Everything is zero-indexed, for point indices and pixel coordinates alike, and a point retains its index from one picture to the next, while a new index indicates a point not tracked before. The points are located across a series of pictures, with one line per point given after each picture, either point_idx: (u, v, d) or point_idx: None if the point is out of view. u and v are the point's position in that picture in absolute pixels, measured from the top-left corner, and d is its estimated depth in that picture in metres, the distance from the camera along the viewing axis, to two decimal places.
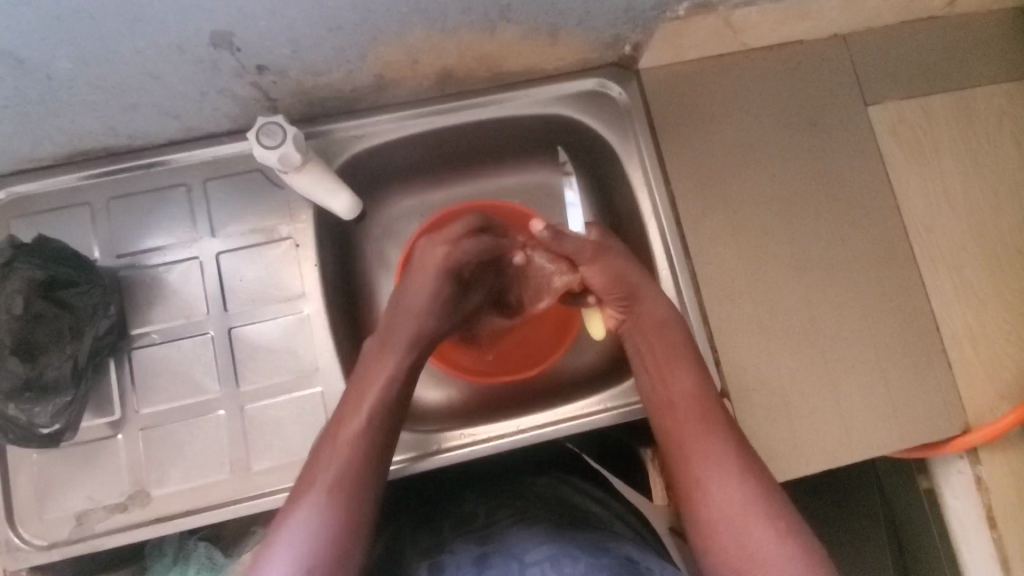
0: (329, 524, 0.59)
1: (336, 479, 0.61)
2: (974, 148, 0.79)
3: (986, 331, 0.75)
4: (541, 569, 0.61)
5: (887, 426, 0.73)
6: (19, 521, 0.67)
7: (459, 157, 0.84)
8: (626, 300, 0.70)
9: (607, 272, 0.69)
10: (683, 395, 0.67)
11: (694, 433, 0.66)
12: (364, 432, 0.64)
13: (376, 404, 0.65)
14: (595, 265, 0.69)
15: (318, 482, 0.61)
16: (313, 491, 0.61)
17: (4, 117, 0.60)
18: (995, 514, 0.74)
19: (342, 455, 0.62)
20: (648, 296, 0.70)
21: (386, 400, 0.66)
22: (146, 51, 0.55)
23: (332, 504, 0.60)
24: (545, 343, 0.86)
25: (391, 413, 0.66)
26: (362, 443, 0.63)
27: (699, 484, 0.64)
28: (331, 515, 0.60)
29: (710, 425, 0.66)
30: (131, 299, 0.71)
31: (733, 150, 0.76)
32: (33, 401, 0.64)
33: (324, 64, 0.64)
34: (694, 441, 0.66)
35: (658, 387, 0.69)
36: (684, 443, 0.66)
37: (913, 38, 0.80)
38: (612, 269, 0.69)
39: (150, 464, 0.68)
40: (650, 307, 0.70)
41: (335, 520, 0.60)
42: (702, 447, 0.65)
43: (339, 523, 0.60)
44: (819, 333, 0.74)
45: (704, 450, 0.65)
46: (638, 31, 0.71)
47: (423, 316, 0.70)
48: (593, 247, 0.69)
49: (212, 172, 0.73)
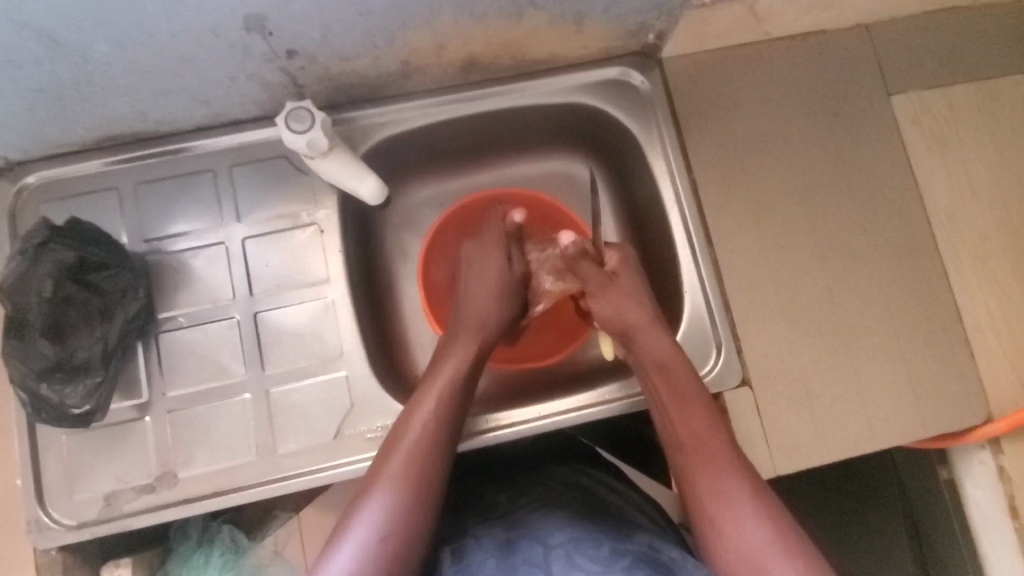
0: (396, 529, 0.58)
1: (401, 484, 0.60)
2: (997, 137, 0.79)
3: (1010, 321, 0.75)
4: (565, 550, 0.60)
5: (910, 414, 0.73)
6: (48, 501, 0.67)
7: (480, 146, 0.85)
8: (626, 336, 0.72)
9: (610, 308, 0.72)
10: (690, 431, 0.65)
11: (703, 450, 0.64)
12: (427, 438, 0.63)
13: (444, 392, 0.66)
14: (606, 297, 0.73)
15: (384, 487, 0.60)
16: (378, 495, 0.59)
17: (38, 100, 0.61)
18: (1017, 503, 0.73)
19: (409, 460, 0.61)
20: (649, 330, 0.70)
21: (455, 388, 0.67)
22: (180, 35, 0.56)
23: (399, 509, 0.59)
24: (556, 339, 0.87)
25: (453, 419, 0.65)
26: (426, 449, 0.62)
27: (707, 506, 0.62)
28: (397, 520, 0.58)
29: (715, 443, 0.64)
30: (158, 282, 0.72)
31: (755, 139, 0.77)
32: (65, 381, 0.65)
33: (353, 50, 0.65)
34: (702, 469, 0.63)
35: (667, 423, 0.68)
36: (694, 462, 0.64)
37: (937, 28, 0.80)
38: (623, 297, 0.72)
39: (177, 445, 0.69)
40: (646, 341, 0.70)
41: (403, 525, 0.58)
42: (711, 472, 0.63)
43: (408, 528, 0.58)
44: (841, 321, 0.74)
45: (711, 468, 0.63)
46: (663, 19, 0.71)
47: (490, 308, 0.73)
48: (605, 279, 0.74)
49: (238, 158, 0.74)
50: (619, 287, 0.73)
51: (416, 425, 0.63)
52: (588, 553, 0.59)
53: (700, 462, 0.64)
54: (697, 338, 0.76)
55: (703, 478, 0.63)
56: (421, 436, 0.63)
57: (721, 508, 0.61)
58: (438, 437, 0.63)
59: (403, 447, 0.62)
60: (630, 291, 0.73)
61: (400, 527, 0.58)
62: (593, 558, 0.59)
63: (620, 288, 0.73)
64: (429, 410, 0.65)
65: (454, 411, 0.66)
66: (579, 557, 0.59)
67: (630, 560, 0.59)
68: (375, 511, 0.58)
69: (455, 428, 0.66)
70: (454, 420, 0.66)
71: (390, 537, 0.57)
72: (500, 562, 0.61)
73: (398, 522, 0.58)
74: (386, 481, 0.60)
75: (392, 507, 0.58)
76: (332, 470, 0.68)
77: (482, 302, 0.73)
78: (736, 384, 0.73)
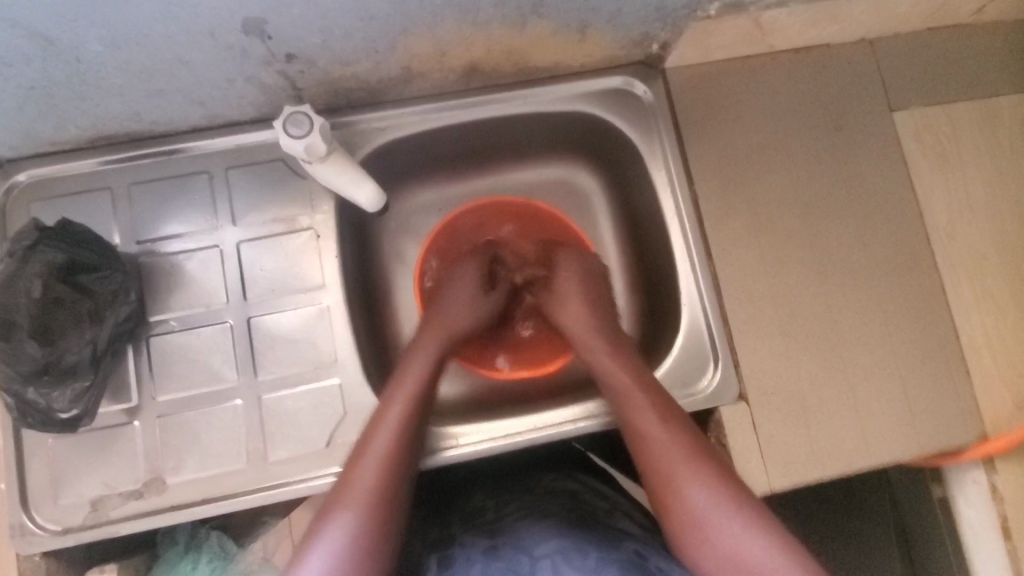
0: (368, 537, 0.56)
1: (368, 493, 0.58)
2: (998, 156, 0.79)
3: (1006, 341, 0.75)
4: (552, 562, 0.60)
5: (905, 433, 0.72)
6: (33, 505, 0.66)
7: (480, 152, 0.84)
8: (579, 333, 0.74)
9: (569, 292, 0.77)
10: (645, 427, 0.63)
11: (666, 448, 0.61)
12: (394, 446, 0.61)
13: (411, 392, 0.65)
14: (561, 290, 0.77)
15: (350, 497, 0.58)
16: (345, 506, 0.57)
17: (31, 99, 0.59)
18: (1010, 524, 0.74)
19: (376, 469, 0.59)
20: (584, 319, 0.74)
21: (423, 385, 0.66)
22: (176, 36, 0.55)
23: (369, 516, 0.57)
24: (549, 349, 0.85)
25: (422, 417, 0.65)
26: (395, 447, 0.61)
27: (674, 498, 0.59)
28: (367, 529, 0.56)
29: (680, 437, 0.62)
30: (150, 285, 0.71)
31: (757, 152, 0.76)
32: (52, 385, 0.64)
33: (353, 54, 0.64)
34: (666, 460, 0.61)
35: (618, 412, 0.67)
36: (662, 459, 0.61)
37: (939, 45, 0.79)
38: (571, 295, 0.76)
39: (167, 451, 0.68)
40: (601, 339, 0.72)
41: (373, 533, 0.56)
42: (675, 466, 0.60)
43: (378, 536, 0.56)
44: (839, 338, 0.73)
45: (676, 459, 0.61)
46: (668, 29, 0.70)
47: (456, 312, 0.74)
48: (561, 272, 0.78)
49: (234, 160, 0.73)
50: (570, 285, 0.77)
51: (382, 434, 0.62)
52: (574, 565, 0.59)
53: (660, 458, 0.61)
54: (693, 352, 0.76)
55: (673, 473, 0.60)
56: (389, 444, 0.61)
57: (685, 500, 0.58)
58: (405, 446, 0.62)
59: (369, 458, 0.60)
60: (574, 290, 0.76)
61: (370, 535, 0.56)
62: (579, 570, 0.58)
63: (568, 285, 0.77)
64: (395, 410, 0.64)
65: (422, 409, 0.65)
66: (564, 569, 0.59)
67: (617, 570, 0.59)
68: (344, 520, 0.56)
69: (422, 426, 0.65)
70: (420, 418, 0.65)
71: (360, 542, 0.55)
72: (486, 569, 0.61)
73: (368, 530, 0.56)
74: (354, 489, 0.58)
75: (359, 516, 0.56)
76: (322, 479, 0.68)
77: (450, 308, 0.75)
78: (733, 399, 0.73)
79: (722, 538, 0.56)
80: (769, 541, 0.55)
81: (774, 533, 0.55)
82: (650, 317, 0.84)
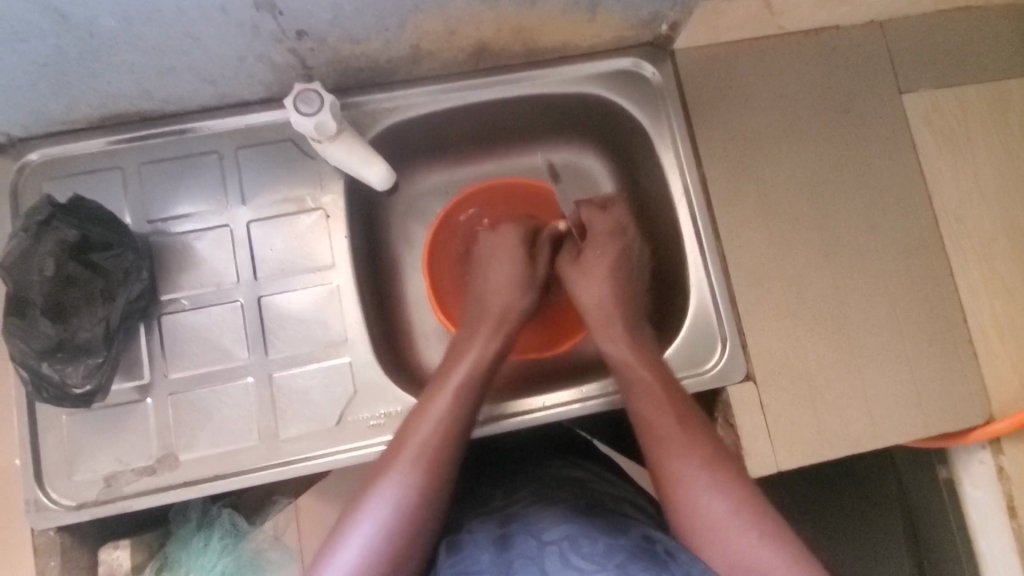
0: (415, 508, 0.56)
1: (424, 460, 0.59)
2: (1007, 138, 0.78)
3: (1013, 323, 0.75)
4: (560, 548, 0.56)
5: (911, 413, 0.73)
6: (47, 481, 0.67)
7: (487, 135, 0.84)
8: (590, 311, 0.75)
9: (582, 274, 0.76)
10: (649, 400, 0.65)
11: (671, 427, 0.62)
12: (454, 413, 0.63)
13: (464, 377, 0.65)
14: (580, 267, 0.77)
15: (404, 457, 0.59)
16: (400, 466, 0.58)
17: (42, 76, 0.60)
18: (1015, 503, 0.74)
19: (424, 441, 0.60)
20: (607, 304, 0.73)
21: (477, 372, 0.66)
22: (189, 12, 0.55)
23: (420, 486, 0.57)
24: (550, 336, 0.86)
25: (477, 400, 0.65)
26: (447, 426, 0.61)
27: (679, 479, 0.60)
28: (416, 500, 0.56)
29: (684, 426, 0.63)
30: (160, 265, 0.71)
31: (765, 134, 0.76)
32: (66, 361, 0.64)
33: (364, 32, 0.64)
34: (667, 441, 0.62)
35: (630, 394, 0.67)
36: (660, 450, 0.62)
37: (951, 27, 0.79)
38: (590, 274, 0.75)
39: (179, 429, 0.68)
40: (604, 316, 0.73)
41: (428, 495, 0.57)
42: (679, 447, 0.61)
43: (430, 499, 0.57)
44: (845, 318, 0.74)
45: (676, 452, 0.61)
46: (677, 9, 0.70)
47: (512, 301, 0.73)
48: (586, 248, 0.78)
49: (244, 140, 0.73)
50: (594, 258, 0.76)
51: (439, 402, 0.63)
52: (583, 552, 0.55)
53: (663, 430, 0.63)
54: (701, 333, 0.76)
55: (667, 471, 0.60)
56: (446, 411, 0.62)
57: (687, 473, 0.59)
58: (461, 413, 0.63)
59: (430, 419, 0.62)
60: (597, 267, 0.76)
61: (423, 497, 0.57)
62: (588, 556, 0.55)
63: (590, 259, 0.76)
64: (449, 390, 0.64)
65: (476, 392, 0.65)
66: (573, 556, 0.55)
67: (625, 556, 0.55)
68: (396, 485, 0.57)
69: (475, 409, 0.65)
70: (473, 403, 0.65)
71: (406, 519, 0.55)
72: (494, 557, 0.57)
73: (416, 497, 0.57)
74: (404, 464, 0.58)
75: (417, 476, 0.57)
76: (335, 456, 0.68)
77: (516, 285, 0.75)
78: (741, 379, 0.73)
79: (728, 533, 0.56)
80: (768, 537, 0.56)
81: (774, 532, 0.56)
82: (657, 303, 0.84)
